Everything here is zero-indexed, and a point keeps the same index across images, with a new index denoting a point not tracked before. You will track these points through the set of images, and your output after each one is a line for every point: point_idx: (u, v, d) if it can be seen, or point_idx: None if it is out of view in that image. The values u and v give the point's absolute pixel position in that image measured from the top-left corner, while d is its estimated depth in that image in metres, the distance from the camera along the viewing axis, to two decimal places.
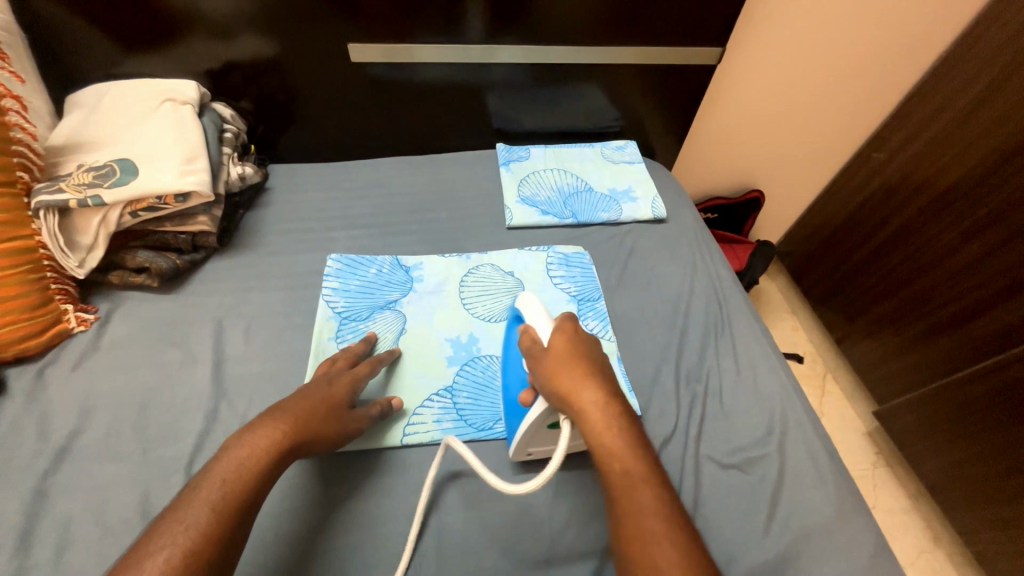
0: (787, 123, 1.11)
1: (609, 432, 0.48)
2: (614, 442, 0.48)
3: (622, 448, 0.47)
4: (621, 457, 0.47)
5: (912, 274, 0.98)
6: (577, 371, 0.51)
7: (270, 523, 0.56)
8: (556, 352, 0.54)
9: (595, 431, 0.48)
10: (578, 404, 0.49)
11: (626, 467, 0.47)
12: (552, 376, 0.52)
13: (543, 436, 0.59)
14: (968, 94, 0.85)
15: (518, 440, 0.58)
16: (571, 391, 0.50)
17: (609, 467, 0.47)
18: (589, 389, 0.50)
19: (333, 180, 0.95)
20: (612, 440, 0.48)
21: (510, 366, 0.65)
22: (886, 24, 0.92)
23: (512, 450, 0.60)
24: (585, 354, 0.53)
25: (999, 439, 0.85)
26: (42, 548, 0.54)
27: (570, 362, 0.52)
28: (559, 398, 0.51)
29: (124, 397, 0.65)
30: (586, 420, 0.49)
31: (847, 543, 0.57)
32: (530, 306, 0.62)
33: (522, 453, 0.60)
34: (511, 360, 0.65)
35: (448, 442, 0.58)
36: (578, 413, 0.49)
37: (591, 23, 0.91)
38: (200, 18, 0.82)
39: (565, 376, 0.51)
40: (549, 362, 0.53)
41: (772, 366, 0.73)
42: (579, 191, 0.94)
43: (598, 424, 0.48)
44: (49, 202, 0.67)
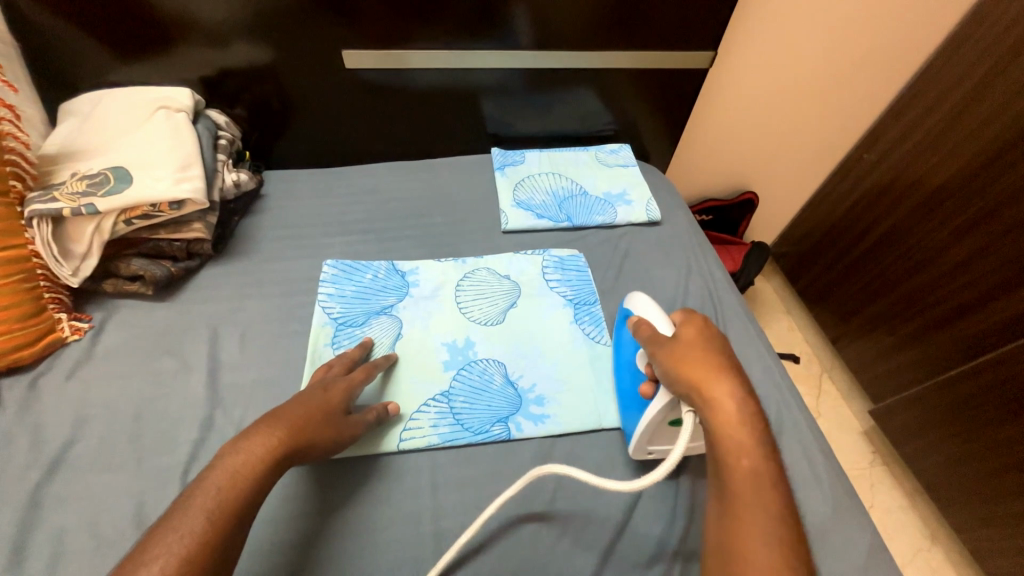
0: (781, 126, 1.12)
1: (737, 426, 0.48)
2: (741, 437, 0.47)
3: (751, 445, 0.47)
4: (749, 453, 0.46)
5: (907, 272, 0.99)
6: (713, 364, 0.52)
7: (266, 530, 0.56)
8: (684, 345, 0.55)
9: (726, 423, 0.48)
10: (708, 394, 0.50)
11: (754, 464, 0.46)
12: (685, 367, 0.52)
13: (662, 433, 0.60)
14: (958, 94, 0.86)
15: (637, 436, 0.60)
16: (704, 380, 0.51)
17: (734, 461, 0.46)
18: (722, 382, 0.50)
19: (328, 186, 0.95)
20: (740, 435, 0.47)
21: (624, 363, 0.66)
22: (879, 28, 0.93)
23: (633, 448, 0.61)
24: (718, 348, 0.54)
25: (995, 436, 0.85)
26: (36, 560, 0.53)
27: (700, 354, 0.53)
28: (691, 387, 0.51)
29: (118, 407, 0.65)
30: (715, 411, 0.49)
31: (844, 543, 0.57)
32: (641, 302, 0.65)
33: (642, 451, 0.62)
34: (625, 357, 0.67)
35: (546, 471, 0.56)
36: (708, 403, 0.50)
37: (585, 26, 0.92)
38: (194, 25, 0.82)
39: (700, 368, 0.52)
40: (679, 351, 0.54)
41: (767, 366, 0.73)
42: (574, 195, 0.94)
43: (727, 417, 0.48)
44: (42, 211, 0.67)
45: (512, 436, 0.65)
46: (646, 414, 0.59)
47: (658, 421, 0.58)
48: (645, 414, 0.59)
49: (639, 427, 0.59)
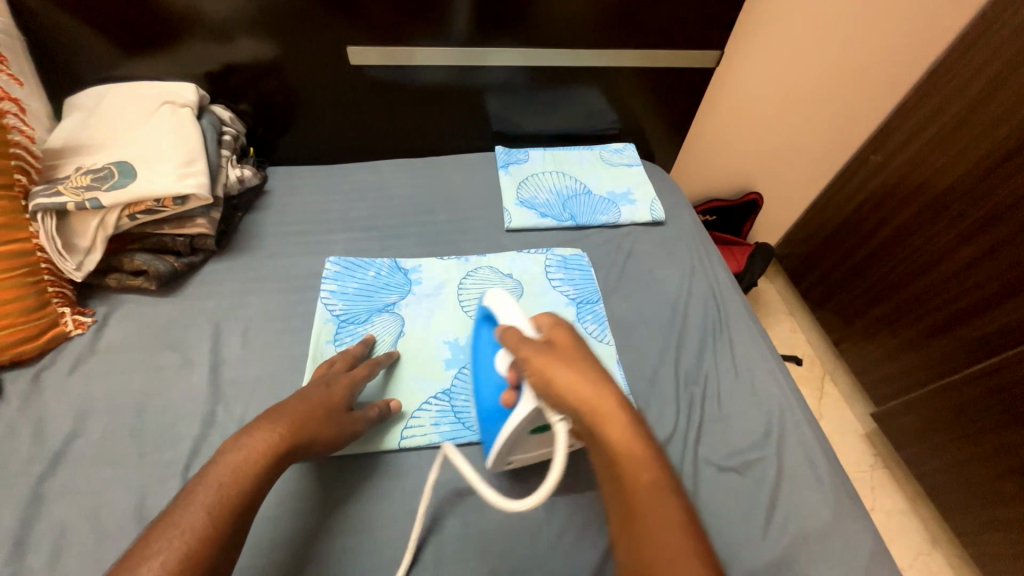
0: (787, 126, 1.12)
1: (633, 442, 0.46)
2: (639, 452, 0.46)
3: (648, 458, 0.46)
4: (648, 468, 0.45)
5: (911, 275, 0.98)
6: (593, 377, 0.49)
7: (267, 527, 0.56)
8: (562, 360, 0.50)
9: (622, 440, 0.46)
10: (600, 414, 0.47)
11: (656, 478, 0.45)
12: (573, 385, 0.48)
13: (523, 442, 0.57)
14: (965, 96, 0.85)
15: (498, 448, 0.56)
16: (591, 398, 0.47)
17: (637, 478, 0.45)
18: (607, 398, 0.48)
19: (332, 182, 0.95)
20: (639, 450, 0.46)
21: (482, 369, 0.63)
22: (886, 29, 0.92)
23: (493, 459, 0.58)
24: (591, 358, 0.52)
25: (997, 440, 0.85)
26: (37, 553, 0.53)
27: (578, 368, 0.49)
28: (581, 406, 0.47)
29: (120, 402, 0.65)
30: (609, 431, 0.46)
31: (845, 546, 0.57)
32: (507, 310, 0.61)
33: (502, 461, 0.59)
34: (484, 362, 0.63)
35: (447, 454, 0.54)
36: (599, 423, 0.46)
37: (590, 24, 0.91)
38: (199, 20, 0.82)
39: (584, 384, 0.48)
40: (559, 366, 0.49)
41: (770, 368, 0.73)
42: (577, 194, 0.94)
43: (622, 434, 0.46)
44: (46, 205, 0.68)
45: None
46: (507, 426, 0.54)
47: (519, 432, 0.55)
48: (506, 425, 0.55)
49: (500, 441, 0.55)
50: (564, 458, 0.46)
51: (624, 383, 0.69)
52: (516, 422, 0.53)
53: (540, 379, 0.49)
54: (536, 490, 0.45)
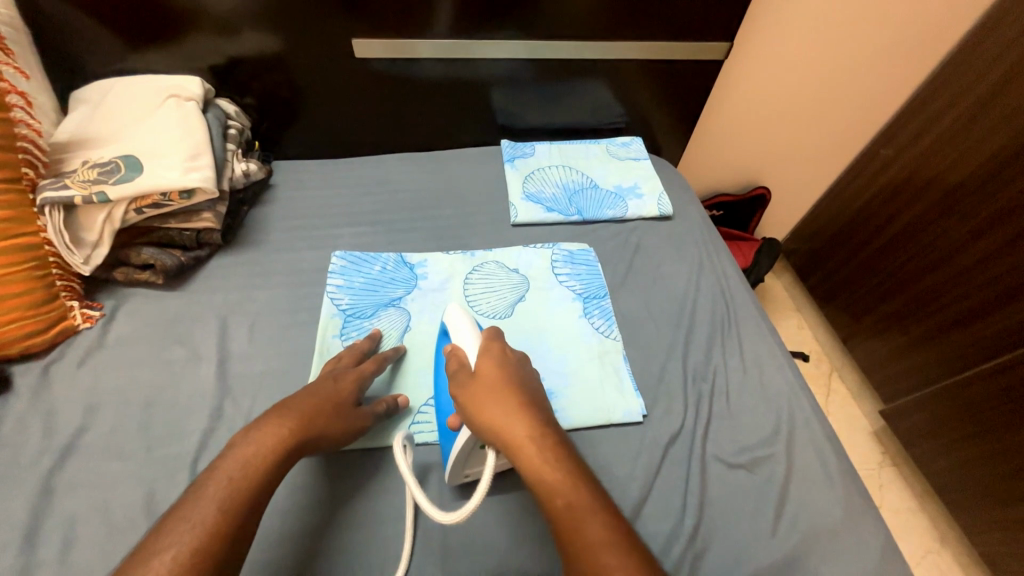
0: (795, 121, 1.10)
1: (544, 467, 0.48)
2: (552, 477, 0.48)
3: (563, 483, 0.48)
4: (564, 493, 0.47)
5: (920, 272, 0.97)
6: (505, 404, 0.52)
7: (276, 521, 0.56)
8: (481, 388, 0.54)
9: (532, 465, 0.49)
10: (514, 441, 0.50)
11: (569, 500, 0.47)
12: (487, 415, 0.51)
13: (476, 456, 0.57)
14: (979, 90, 0.84)
15: (451, 464, 0.56)
16: (502, 427, 0.51)
17: (557, 499, 0.47)
18: (519, 425, 0.51)
19: (337, 176, 0.94)
20: (553, 474, 0.48)
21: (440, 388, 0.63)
22: (896, 22, 0.91)
23: (448, 475, 0.57)
24: (512, 385, 0.54)
25: (1007, 438, 0.84)
26: (48, 546, 0.54)
27: (493, 396, 0.53)
28: (495, 435, 0.50)
29: (129, 395, 0.65)
30: (520, 456, 0.49)
31: (855, 544, 0.57)
32: (459, 327, 0.62)
33: (460, 475, 0.58)
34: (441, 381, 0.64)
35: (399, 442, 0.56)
36: (510, 450, 0.50)
37: (597, 17, 0.90)
38: (204, 13, 0.81)
39: (497, 411, 0.51)
40: (477, 396, 0.53)
41: (779, 364, 0.72)
42: (584, 188, 0.93)
43: (533, 459, 0.49)
44: (54, 198, 0.68)
45: None
46: (456, 442, 0.54)
47: (470, 448, 0.55)
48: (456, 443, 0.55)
49: (450, 457, 0.55)
50: (489, 481, 0.49)
51: (631, 380, 0.69)
52: (463, 439, 0.53)
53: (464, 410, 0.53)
54: (462, 509, 0.50)
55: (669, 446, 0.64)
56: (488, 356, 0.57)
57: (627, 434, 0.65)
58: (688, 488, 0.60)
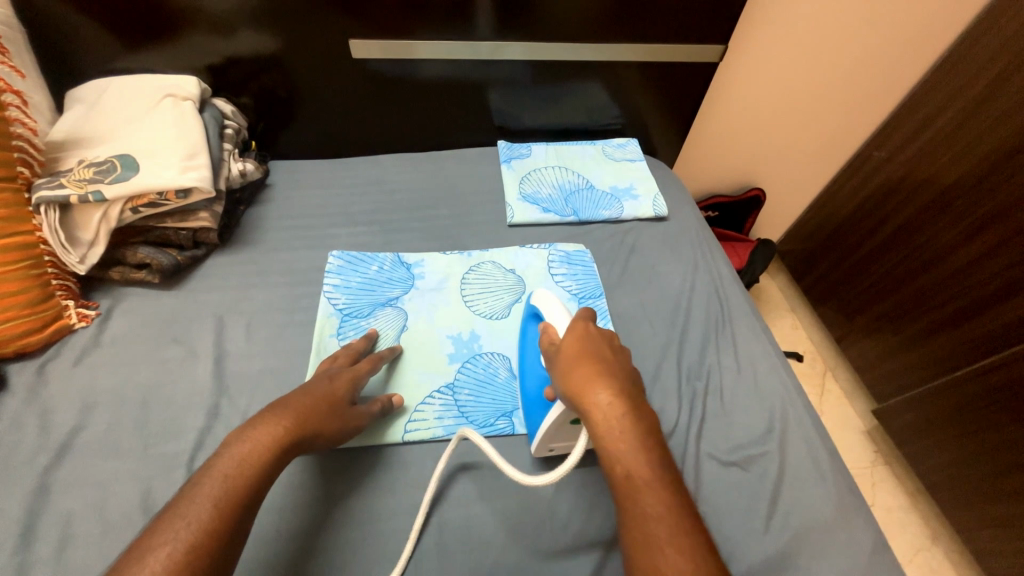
0: (789, 123, 1.11)
1: (611, 433, 0.46)
2: (616, 445, 0.45)
3: (628, 451, 0.45)
4: (625, 460, 0.45)
5: (913, 272, 0.99)
6: (590, 368, 0.50)
7: (271, 519, 0.56)
8: (567, 348, 0.53)
9: (602, 429, 0.46)
10: (585, 402, 0.48)
11: (629, 469, 0.44)
12: (566, 374, 0.51)
13: (565, 432, 0.59)
14: (971, 91, 0.85)
15: (542, 435, 0.58)
16: (578, 388, 0.49)
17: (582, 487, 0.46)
18: (596, 385, 0.48)
19: (334, 176, 0.95)
20: (620, 443, 0.45)
21: (528, 365, 0.65)
22: (888, 27, 0.92)
23: (535, 446, 0.60)
24: (599, 353, 0.52)
25: (998, 437, 0.85)
26: (45, 544, 0.54)
27: (577, 358, 0.51)
28: (572, 394, 0.49)
29: (125, 394, 0.65)
30: (591, 420, 0.47)
31: (846, 542, 0.57)
32: (551, 306, 0.62)
33: (544, 449, 0.61)
34: (528, 358, 0.66)
35: (463, 433, 0.58)
36: (585, 412, 0.48)
37: (592, 20, 0.91)
38: (200, 13, 0.82)
39: (579, 374, 0.49)
40: (566, 355, 0.52)
41: (772, 364, 0.73)
42: (580, 188, 0.94)
43: (603, 423, 0.46)
44: (49, 198, 0.67)
45: (516, 430, 0.65)
46: (550, 415, 0.56)
47: (561, 423, 0.56)
48: (548, 416, 0.57)
49: (542, 430, 0.58)
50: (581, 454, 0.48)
51: None
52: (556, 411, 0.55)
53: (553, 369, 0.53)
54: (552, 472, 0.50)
55: None
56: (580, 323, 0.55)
57: None
58: None
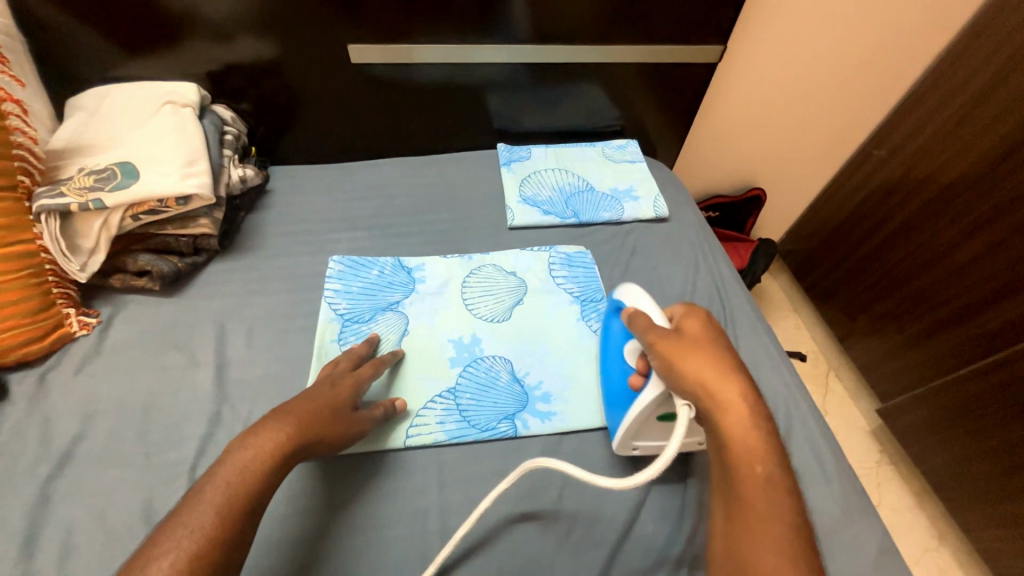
0: (789, 123, 1.11)
1: (749, 430, 0.48)
2: (754, 442, 0.47)
3: (760, 449, 0.47)
4: (760, 459, 0.46)
5: (916, 270, 0.98)
6: (718, 367, 0.51)
7: (273, 527, 0.56)
8: (691, 347, 0.53)
9: (740, 430, 0.48)
10: (718, 399, 0.49)
11: (766, 468, 0.46)
12: (695, 369, 0.51)
13: (649, 428, 0.59)
14: (970, 90, 0.85)
15: (624, 428, 0.59)
16: (710, 385, 0.50)
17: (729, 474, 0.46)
18: (731, 389, 0.50)
19: (334, 182, 0.94)
20: (757, 442, 0.47)
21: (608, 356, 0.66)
22: (887, 25, 0.92)
23: (618, 441, 0.61)
24: (720, 350, 0.54)
25: (1004, 436, 0.84)
26: (46, 554, 0.54)
27: (704, 358, 0.52)
28: (701, 389, 0.50)
29: (126, 402, 0.65)
30: (726, 416, 0.48)
31: (854, 543, 0.57)
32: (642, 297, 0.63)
33: (626, 445, 0.61)
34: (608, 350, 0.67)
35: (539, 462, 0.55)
36: (718, 408, 0.49)
37: (590, 22, 0.91)
38: (199, 20, 0.82)
39: (707, 371, 0.51)
40: (686, 350, 0.53)
41: (776, 365, 0.72)
42: (580, 190, 0.94)
43: (742, 425, 0.48)
44: (49, 206, 0.67)
45: (518, 433, 0.65)
46: (633, 409, 0.57)
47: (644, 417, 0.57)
48: (637, 406, 0.57)
49: (629, 423, 0.58)
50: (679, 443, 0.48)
51: None
52: (642, 403, 0.56)
53: (666, 363, 0.53)
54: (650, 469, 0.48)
55: None
56: (695, 324, 0.57)
57: None
58: (686, 488, 0.61)
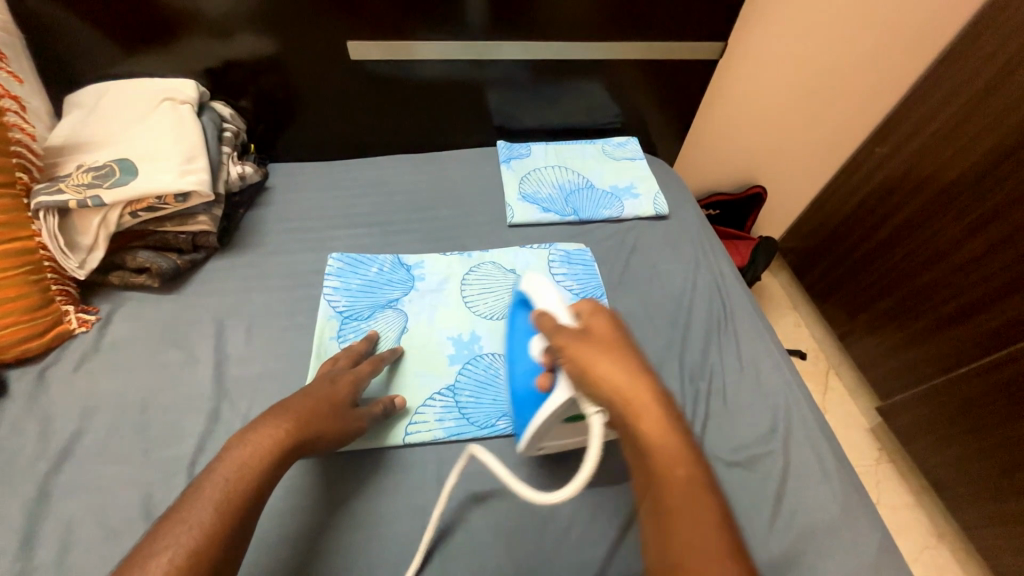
0: (791, 120, 1.11)
1: (666, 433, 0.45)
2: (674, 447, 0.44)
3: (680, 453, 0.44)
4: (683, 463, 0.44)
5: (916, 268, 0.98)
6: (627, 368, 0.48)
7: (272, 523, 0.56)
8: (600, 352, 0.50)
9: (656, 435, 0.45)
10: (632, 402, 0.46)
11: (690, 472, 0.43)
12: (606, 371, 0.48)
13: (555, 431, 0.58)
14: (971, 88, 0.85)
15: (529, 434, 0.57)
16: (625, 387, 0.47)
17: (659, 479, 0.43)
18: (645, 392, 0.47)
19: (333, 179, 0.94)
20: (676, 445, 0.44)
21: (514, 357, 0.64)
22: (889, 22, 0.91)
23: (523, 445, 0.59)
24: (628, 348, 0.51)
25: (1003, 434, 0.84)
26: (45, 550, 0.54)
27: (615, 361, 0.49)
28: (614, 393, 0.47)
29: (125, 399, 0.65)
30: (643, 421, 0.45)
31: (852, 541, 0.57)
32: (547, 295, 0.60)
33: (533, 448, 0.60)
34: (515, 350, 0.65)
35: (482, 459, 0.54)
36: (632, 412, 0.46)
37: (590, 18, 0.91)
38: (198, 17, 0.82)
39: (617, 373, 0.48)
40: (593, 351, 0.50)
41: (776, 363, 0.72)
42: (580, 188, 0.94)
43: (659, 428, 0.45)
44: (48, 203, 0.67)
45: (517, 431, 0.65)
46: (541, 412, 0.55)
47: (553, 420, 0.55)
48: (540, 413, 0.55)
49: (531, 430, 0.56)
50: (597, 449, 0.46)
51: None
52: (550, 407, 0.54)
53: (576, 367, 0.49)
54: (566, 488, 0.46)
55: None
56: (603, 325, 0.53)
57: None
58: None
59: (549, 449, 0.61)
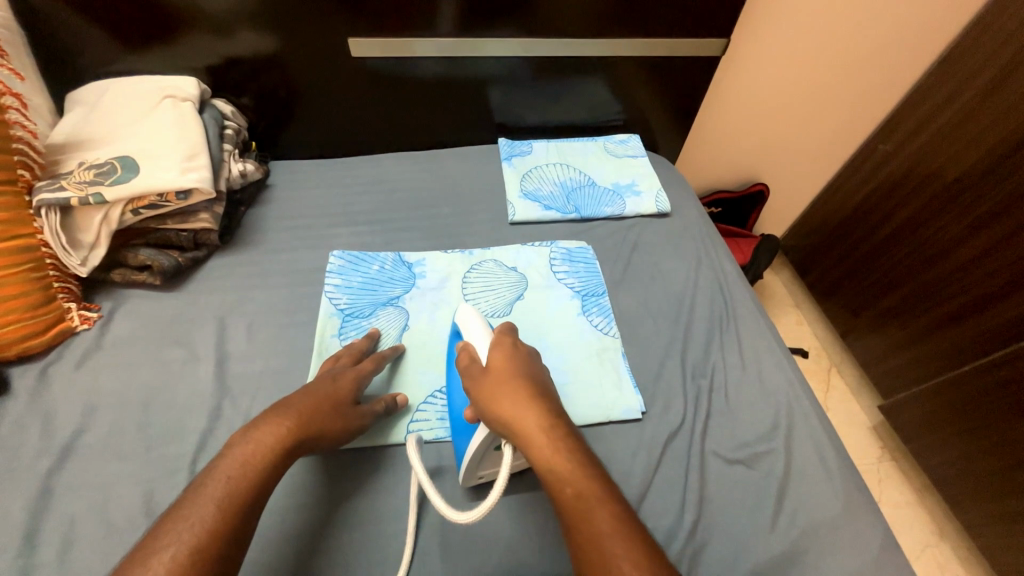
0: (793, 118, 1.10)
1: (554, 455, 0.49)
2: (561, 466, 0.49)
3: (571, 471, 0.49)
4: (572, 481, 0.48)
5: (920, 266, 0.97)
6: (517, 397, 0.53)
7: (274, 521, 0.56)
8: (493, 384, 0.54)
9: (543, 456, 0.49)
10: (522, 431, 0.51)
11: (579, 490, 0.47)
12: (495, 405, 0.52)
13: (492, 458, 0.57)
14: (975, 85, 0.84)
15: (467, 464, 0.56)
16: (513, 418, 0.51)
17: (562, 491, 0.48)
18: (530, 418, 0.51)
19: (334, 176, 0.94)
20: (564, 464, 0.49)
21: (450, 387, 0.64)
22: (892, 19, 0.91)
23: (462, 475, 0.57)
24: (519, 375, 0.56)
25: (1004, 434, 0.84)
26: (48, 547, 0.54)
27: (506, 392, 0.53)
28: (505, 426, 0.51)
29: (127, 396, 0.65)
30: (532, 448, 0.50)
31: (854, 539, 0.57)
32: (473, 324, 0.62)
33: (473, 477, 0.58)
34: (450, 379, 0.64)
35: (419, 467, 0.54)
36: (522, 440, 0.50)
37: (593, 15, 0.90)
38: (199, 14, 0.81)
39: (505, 404, 0.52)
40: (489, 386, 0.54)
41: (778, 361, 0.72)
42: (581, 186, 0.93)
43: (544, 450, 0.50)
44: (50, 200, 0.67)
45: None
46: (474, 438, 0.55)
47: (485, 448, 0.55)
48: (473, 441, 0.55)
49: (465, 460, 0.55)
50: (505, 479, 0.50)
51: (629, 377, 0.69)
52: (481, 434, 0.54)
53: (477, 403, 0.54)
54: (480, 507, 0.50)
55: (668, 441, 0.64)
56: (498, 358, 0.57)
57: (627, 431, 0.65)
58: (687, 483, 0.60)
59: (488, 479, 0.60)
